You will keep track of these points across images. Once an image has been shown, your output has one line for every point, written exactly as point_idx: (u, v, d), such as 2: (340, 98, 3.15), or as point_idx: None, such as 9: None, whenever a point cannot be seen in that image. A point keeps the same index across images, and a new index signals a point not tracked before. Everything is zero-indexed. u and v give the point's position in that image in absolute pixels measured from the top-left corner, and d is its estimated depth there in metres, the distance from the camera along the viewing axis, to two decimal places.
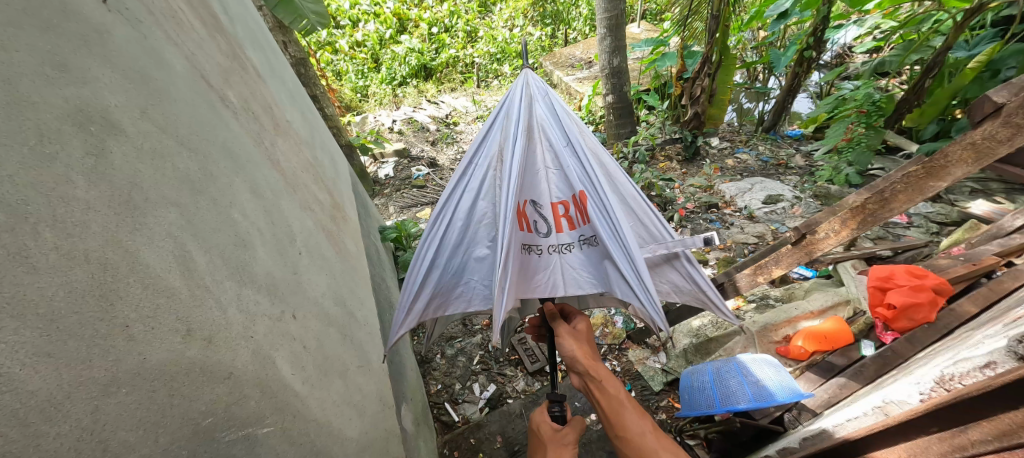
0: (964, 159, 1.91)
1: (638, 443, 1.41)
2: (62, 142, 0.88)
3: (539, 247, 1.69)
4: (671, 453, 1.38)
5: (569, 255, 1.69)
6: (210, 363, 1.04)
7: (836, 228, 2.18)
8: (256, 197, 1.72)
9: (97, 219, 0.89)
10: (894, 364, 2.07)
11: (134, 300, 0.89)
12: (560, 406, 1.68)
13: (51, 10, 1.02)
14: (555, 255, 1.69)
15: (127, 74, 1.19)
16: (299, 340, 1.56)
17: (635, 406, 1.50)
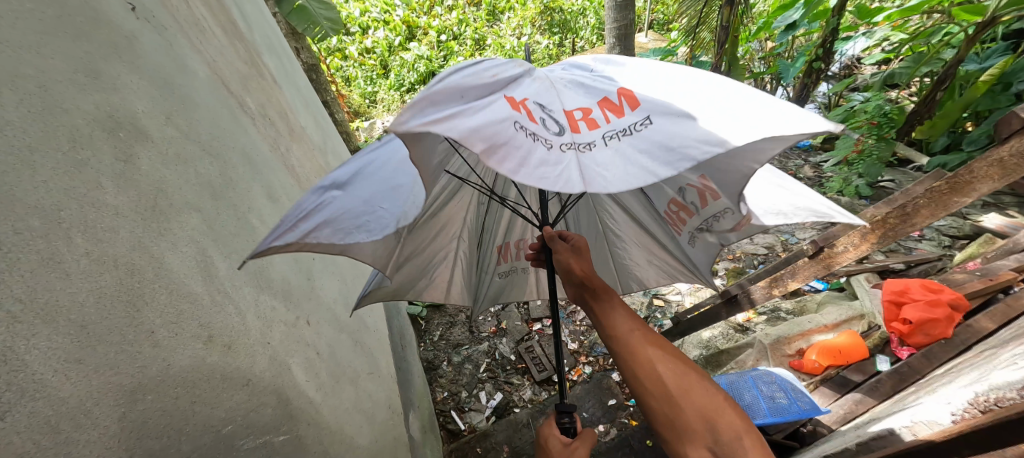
0: (991, 175, 1.81)
1: (623, 341, 1.09)
2: (94, 148, 0.90)
3: (545, 142, 0.87)
4: (663, 362, 1.06)
5: (596, 154, 0.86)
6: (229, 369, 1.04)
7: (856, 242, 2.09)
8: (272, 202, 1.73)
9: (125, 225, 0.90)
10: (911, 380, 2.04)
11: (160, 305, 0.90)
12: (571, 417, 1.52)
13: (83, 18, 1.04)
14: (571, 153, 0.86)
15: (151, 81, 1.21)
16: (313, 346, 1.56)
17: (619, 303, 1.16)
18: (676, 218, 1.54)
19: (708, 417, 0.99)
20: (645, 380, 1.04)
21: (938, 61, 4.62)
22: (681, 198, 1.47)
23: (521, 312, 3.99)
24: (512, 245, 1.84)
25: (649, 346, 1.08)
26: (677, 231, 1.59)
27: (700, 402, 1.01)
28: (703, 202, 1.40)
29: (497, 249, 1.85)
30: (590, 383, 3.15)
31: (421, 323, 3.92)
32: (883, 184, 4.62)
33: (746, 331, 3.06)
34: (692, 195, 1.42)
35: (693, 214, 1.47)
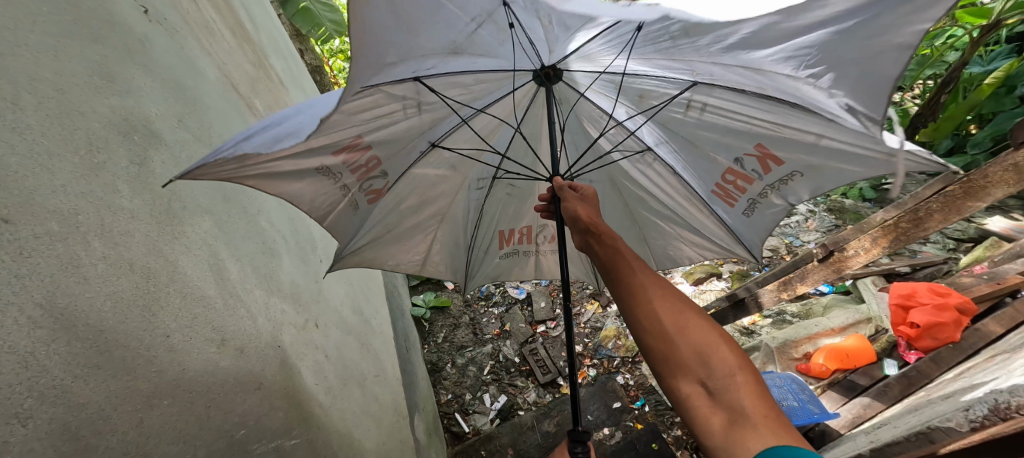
0: (1006, 179, 1.79)
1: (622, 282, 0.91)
2: (109, 151, 0.90)
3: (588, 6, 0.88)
4: (668, 298, 0.86)
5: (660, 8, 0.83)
6: (242, 373, 1.04)
7: (866, 246, 2.10)
8: (281, 205, 1.73)
9: (140, 228, 0.90)
10: (920, 384, 2.04)
11: (175, 309, 0.90)
12: (588, 448, 1.08)
13: (98, 21, 1.04)
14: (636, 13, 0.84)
15: (164, 84, 1.21)
16: (321, 350, 1.56)
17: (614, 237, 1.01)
18: (729, 190, 1.43)
19: (705, 354, 0.80)
20: (631, 304, 0.87)
21: (943, 64, 4.63)
22: (737, 167, 1.36)
23: (524, 314, 3.97)
24: (515, 231, 1.79)
25: (641, 271, 0.91)
26: (729, 204, 1.47)
27: (692, 333, 0.83)
28: (767, 169, 1.34)
29: (499, 235, 1.78)
30: (595, 386, 3.14)
31: (425, 325, 3.91)
32: (887, 187, 4.60)
33: (751, 333, 3.02)
34: (752, 163, 1.34)
35: (754, 181, 1.38)
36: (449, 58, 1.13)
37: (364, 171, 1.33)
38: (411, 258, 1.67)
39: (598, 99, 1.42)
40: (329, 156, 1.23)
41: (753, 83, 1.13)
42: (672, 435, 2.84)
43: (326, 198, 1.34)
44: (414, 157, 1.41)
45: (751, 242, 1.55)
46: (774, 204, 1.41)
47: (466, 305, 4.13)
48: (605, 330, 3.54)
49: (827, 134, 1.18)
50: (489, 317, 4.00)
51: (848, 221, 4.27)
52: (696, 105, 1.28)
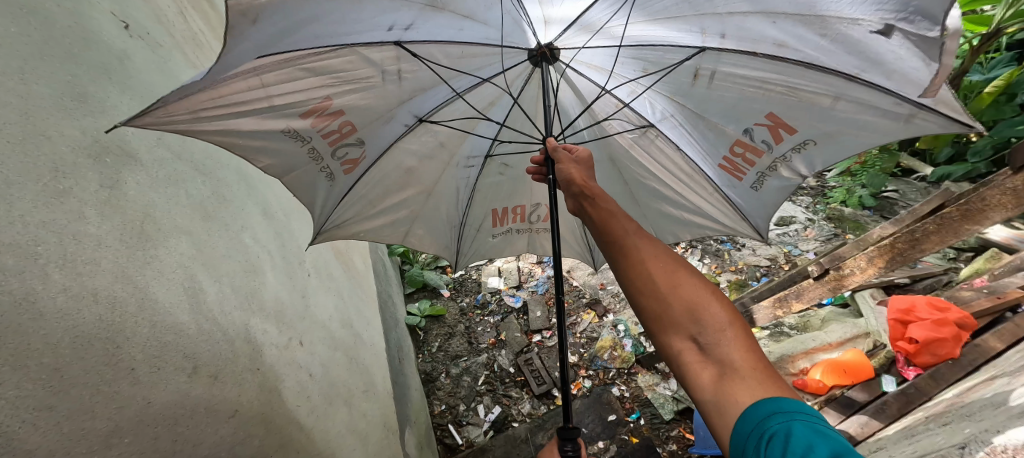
0: (1003, 203, 1.79)
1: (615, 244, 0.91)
2: (77, 176, 0.87)
3: None
4: (659, 258, 0.86)
5: None
6: (215, 401, 1.01)
7: (862, 264, 2.03)
8: (267, 219, 1.69)
9: (108, 255, 0.87)
10: (918, 402, 2.00)
11: (142, 339, 0.87)
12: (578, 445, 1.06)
13: (73, 39, 1.02)
14: None
15: (144, 100, 1.19)
16: (306, 368, 1.53)
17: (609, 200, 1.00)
18: (737, 163, 1.44)
19: (695, 311, 0.81)
20: (624, 267, 0.88)
21: None
22: (746, 139, 1.37)
23: (520, 323, 3.93)
24: (508, 210, 1.84)
25: (635, 234, 0.91)
26: (738, 178, 1.47)
27: (685, 292, 0.83)
28: (777, 138, 1.34)
29: (492, 213, 1.83)
30: (590, 398, 3.13)
31: (420, 334, 3.86)
32: (887, 194, 4.55)
33: None
34: (763, 133, 1.35)
35: (763, 154, 1.39)
36: (429, 14, 1.21)
37: (336, 136, 1.39)
38: (392, 227, 1.74)
39: (590, 73, 1.43)
40: (295, 118, 1.31)
41: (772, 39, 1.16)
42: (667, 450, 2.81)
43: (298, 162, 1.42)
44: (400, 131, 1.48)
45: (758, 220, 1.57)
46: (783, 178, 1.43)
47: (462, 313, 4.09)
48: (601, 340, 3.49)
49: (863, 72, 1.14)
50: (485, 326, 3.96)
51: (848, 230, 4.24)
52: (705, 73, 1.28)
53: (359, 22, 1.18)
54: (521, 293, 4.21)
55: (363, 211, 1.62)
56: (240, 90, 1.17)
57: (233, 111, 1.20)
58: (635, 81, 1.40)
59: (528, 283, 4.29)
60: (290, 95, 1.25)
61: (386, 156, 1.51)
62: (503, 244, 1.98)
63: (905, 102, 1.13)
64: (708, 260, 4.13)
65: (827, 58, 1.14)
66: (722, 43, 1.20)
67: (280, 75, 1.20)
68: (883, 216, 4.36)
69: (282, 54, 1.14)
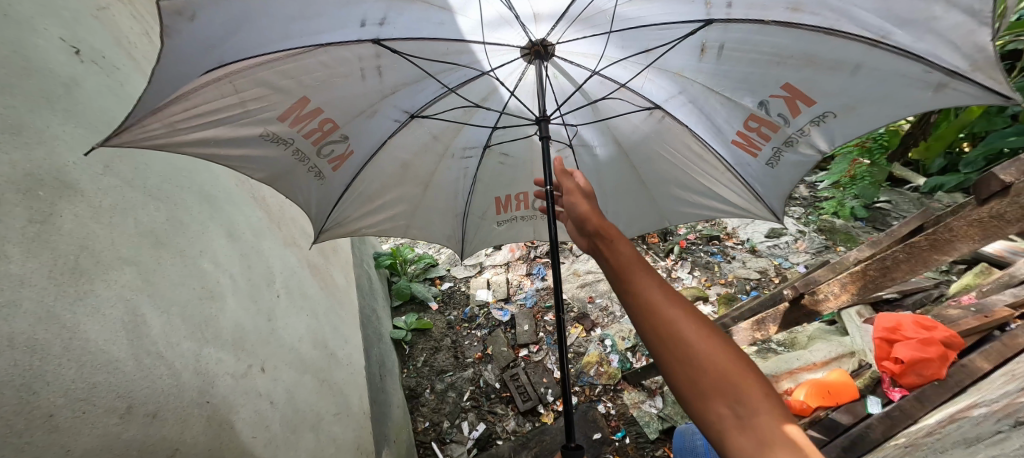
0: (967, 234, 1.38)
1: (639, 304, 0.83)
2: (2, 212, 0.86)
3: None
4: (689, 321, 0.79)
5: None
6: (151, 443, 0.99)
7: (835, 291, 1.71)
8: (232, 241, 1.63)
9: (32, 295, 0.86)
10: (903, 425, 1.86)
11: (67, 382, 0.86)
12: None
13: (11, 69, 0.99)
14: None
15: (93, 126, 1.17)
16: (267, 396, 1.48)
17: (623, 245, 0.93)
18: (751, 138, 1.39)
19: (730, 383, 0.74)
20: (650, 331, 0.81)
21: None
22: (760, 112, 1.32)
23: (507, 337, 3.87)
24: (511, 197, 1.75)
25: (640, 272, 0.85)
26: (752, 154, 1.42)
27: (718, 363, 0.76)
28: (795, 110, 1.28)
29: (495, 201, 1.75)
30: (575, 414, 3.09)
31: (405, 348, 3.81)
32: (879, 205, 4.50)
33: None
34: (779, 106, 1.29)
35: (779, 128, 1.34)
36: (401, 5, 1.17)
37: (319, 135, 1.37)
38: (391, 221, 1.69)
39: (576, 60, 1.42)
40: (274, 121, 1.30)
41: (784, 4, 1.10)
42: None
43: (287, 167, 1.40)
44: (392, 127, 1.47)
45: (773, 200, 1.51)
46: (801, 153, 1.35)
47: (449, 327, 4.05)
48: (587, 356, 3.43)
49: (890, 35, 1.07)
50: (472, 340, 3.92)
51: (839, 242, 4.17)
52: (712, 47, 1.25)
53: (326, 19, 1.15)
54: (509, 306, 4.15)
55: (362, 207, 1.60)
56: (212, 99, 1.19)
57: (213, 120, 1.22)
58: (626, 60, 1.37)
59: (516, 296, 4.23)
60: (265, 99, 1.25)
61: (379, 152, 1.49)
62: (510, 233, 1.86)
63: (935, 69, 1.07)
64: (697, 272, 4.10)
65: (847, 20, 1.09)
66: (730, 12, 1.15)
67: (255, 81, 1.21)
68: (875, 227, 4.31)
69: (259, 57, 1.17)
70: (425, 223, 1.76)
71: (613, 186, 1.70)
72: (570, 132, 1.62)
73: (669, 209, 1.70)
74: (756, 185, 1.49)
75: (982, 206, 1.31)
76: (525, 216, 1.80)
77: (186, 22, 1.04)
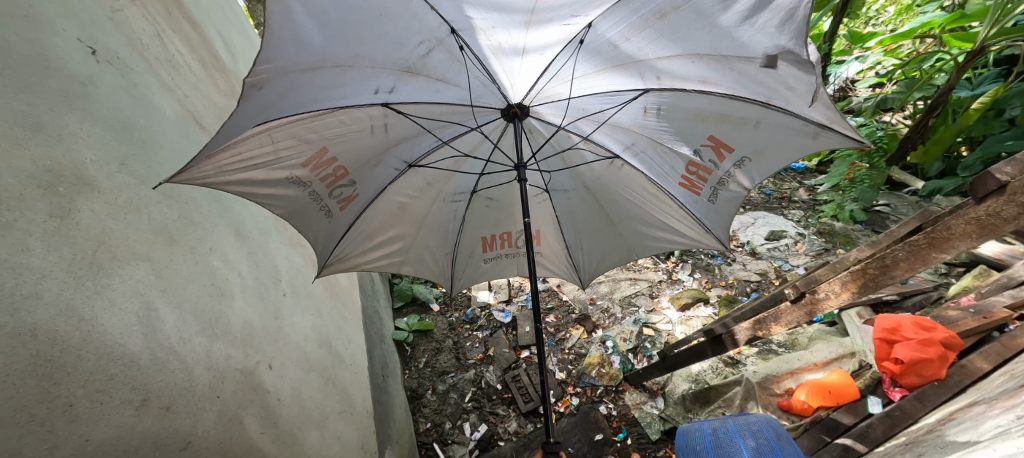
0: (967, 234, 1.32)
1: None
2: (25, 207, 0.89)
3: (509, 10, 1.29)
4: None
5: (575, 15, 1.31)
6: (165, 435, 1.01)
7: (835, 289, 1.65)
8: (240, 239, 1.64)
9: (53, 287, 0.89)
10: (904, 425, 1.86)
11: (86, 374, 0.89)
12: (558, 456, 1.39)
13: (31, 69, 1.02)
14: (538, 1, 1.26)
15: (108, 126, 1.19)
16: (274, 394, 1.49)
17: None
18: (693, 180, 1.62)
19: None
20: None
21: (932, 86, 4.57)
22: (696, 159, 1.56)
23: (509, 339, 3.88)
24: (495, 237, 1.92)
25: None
26: (696, 193, 1.64)
27: None
28: (721, 157, 1.53)
29: (482, 240, 1.91)
30: (578, 416, 3.10)
31: (407, 350, 3.82)
32: (878, 208, 4.53)
33: (736, 364, 3.03)
34: (708, 153, 1.54)
35: (712, 171, 1.57)
36: (407, 77, 1.36)
37: (333, 180, 1.47)
38: (388, 258, 1.77)
39: (545, 118, 1.59)
40: (299, 167, 1.41)
41: (696, 77, 1.38)
42: None
43: (302, 205, 1.47)
44: (392, 176, 1.58)
45: (720, 231, 1.72)
46: (732, 190, 1.60)
47: (451, 328, 4.05)
48: (590, 356, 3.43)
49: (773, 99, 1.35)
50: (474, 341, 3.92)
51: (838, 244, 4.18)
52: (652, 109, 1.50)
53: (350, 87, 1.32)
54: (510, 308, 4.17)
55: (362, 245, 1.67)
56: (254, 147, 1.30)
57: (250, 165, 1.32)
58: (587, 118, 1.58)
59: (518, 297, 4.25)
60: (295, 148, 1.37)
61: (381, 198, 1.59)
62: (495, 271, 2.02)
63: (809, 124, 1.35)
64: (698, 274, 4.12)
65: (744, 90, 1.36)
66: (660, 83, 1.42)
67: (288, 134, 1.33)
68: (875, 230, 4.31)
69: (295, 116, 1.29)
70: (418, 259, 1.85)
71: (584, 224, 1.87)
72: (546, 179, 1.77)
73: (634, 243, 1.89)
74: (706, 219, 1.70)
75: (979, 204, 1.28)
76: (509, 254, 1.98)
77: (254, 89, 1.20)
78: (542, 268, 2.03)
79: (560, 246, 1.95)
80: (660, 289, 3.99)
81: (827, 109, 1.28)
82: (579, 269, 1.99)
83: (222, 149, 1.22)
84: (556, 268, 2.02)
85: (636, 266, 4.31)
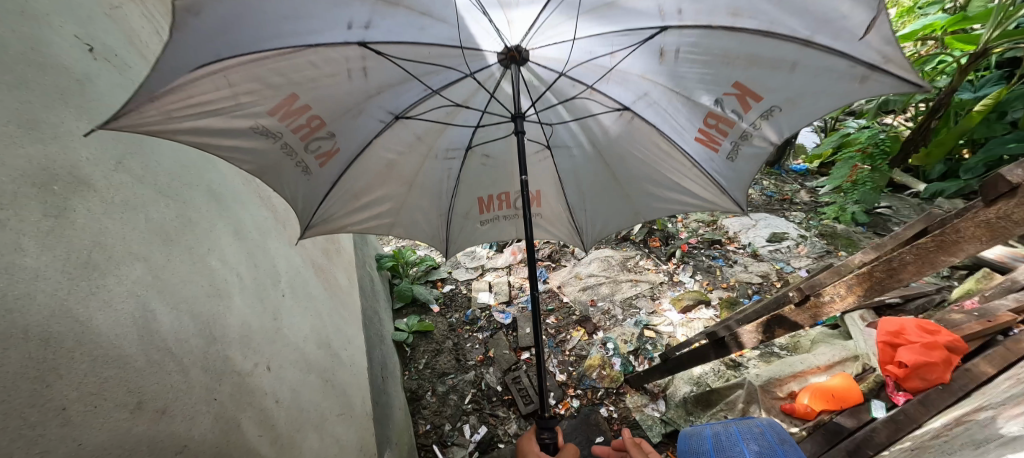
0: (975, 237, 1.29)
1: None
2: (18, 206, 0.87)
3: None
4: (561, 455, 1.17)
5: None
6: (160, 439, 0.99)
7: (841, 292, 1.63)
8: (239, 239, 1.62)
9: (46, 288, 0.87)
10: (908, 430, 1.84)
11: (79, 376, 0.87)
12: (552, 432, 1.33)
13: (27, 65, 1.00)
14: None
15: (105, 124, 1.17)
16: (272, 395, 1.47)
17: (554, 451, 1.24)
18: (712, 135, 1.49)
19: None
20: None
21: (932, 89, 4.46)
22: (718, 110, 1.43)
23: (509, 340, 3.88)
24: (493, 197, 1.82)
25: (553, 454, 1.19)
26: (714, 150, 1.52)
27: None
28: (746, 106, 1.40)
29: (479, 201, 1.82)
30: (578, 419, 3.06)
31: (407, 351, 3.79)
32: (879, 211, 4.51)
33: (738, 367, 3.03)
34: (732, 102, 1.40)
35: (734, 124, 1.44)
36: (383, 9, 1.24)
37: (307, 131, 1.38)
38: (377, 219, 1.73)
39: (547, 64, 1.47)
40: (264, 115, 1.31)
41: (725, 7, 1.23)
42: None
43: (274, 160, 1.40)
44: (377, 128, 1.49)
45: (737, 193, 1.60)
46: (756, 145, 1.47)
47: (451, 329, 4.04)
48: (590, 358, 3.41)
49: (816, 35, 1.21)
50: (474, 342, 3.91)
51: (840, 246, 4.16)
52: (671, 51, 1.37)
53: (315, 20, 1.21)
54: (511, 308, 4.17)
55: (348, 206, 1.62)
56: (208, 91, 1.21)
57: (204, 111, 1.23)
58: (591, 62, 1.46)
59: (518, 298, 4.24)
60: (256, 94, 1.26)
61: (366, 151, 1.51)
62: (493, 233, 1.93)
63: (858, 63, 1.21)
64: (699, 276, 4.11)
65: (783, 24, 1.23)
66: (681, 19, 1.29)
67: (247, 76, 1.23)
68: (877, 232, 4.30)
69: (250, 54, 1.20)
70: (409, 221, 1.80)
71: (588, 183, 1.77)
72: (547, 132, 1.68)
73: (644, 205, 1.78)
74: (722, 177, 1.58)
75: (989, 207, 1.26)
76: (507, 216, 1.89)
77: (191, 15, 1.08)
78: (541, 232, 1.95)
79: (560, 206, 1.86)
80: (661, 291, 3.97)
81: (883, 41, 1.14)
82: (581, 231, 1.90)
83: (167, 89, 1.13)
84: (558, 228, 1.93)
85: (637, 267, 4.29)
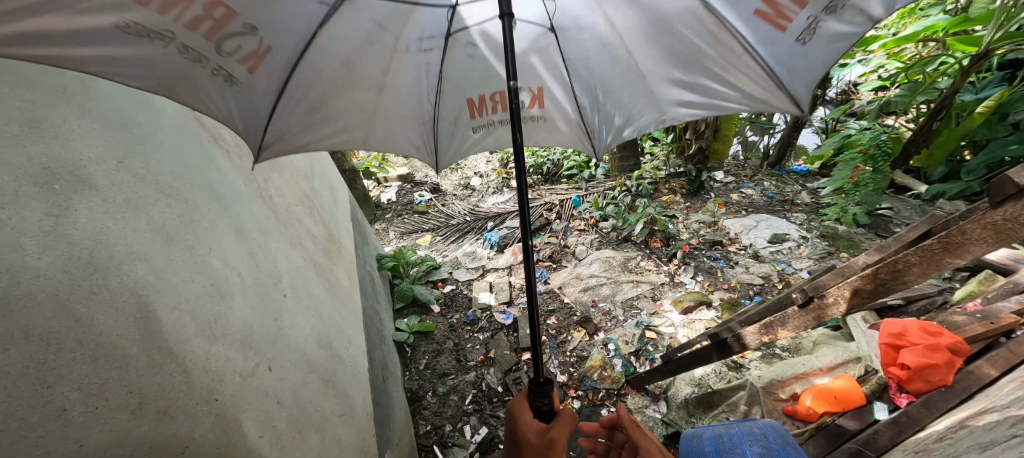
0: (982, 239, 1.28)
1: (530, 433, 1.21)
2: (19, 205, 0.86)
3: None
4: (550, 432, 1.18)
5: None
6: (161, 440, 0.98)
7: (845, 294, 1.63)
8: (240, 239, 1.61)
9: (47, 288, 0.87)
10: (911, 432, 1.83)
11: (79, 376, 0.87)
12: (548, 398, 1.28)
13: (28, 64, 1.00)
14: None
15: (108, 124, 1.16)
16: (273, 396, 1.47)
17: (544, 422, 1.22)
18: (780, 8, 1.27)
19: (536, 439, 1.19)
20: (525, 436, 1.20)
21: (935, 90, 4.43)
22: None
23: (509, 341, 3.88)
24: (484, 98, 1.72)
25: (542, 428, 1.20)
26: (782, 28, 1.30)
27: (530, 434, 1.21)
28: None
29: (468, 103, 1.72)
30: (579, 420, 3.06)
31: (408, 351, 3.77)
32: (881, 212, 4.51)
33: (740, 368, 3.03)
34: None
35: None
36: None
37: (211, 26, 1.14)
38: (346, 133, 1.59)
39: None
40: (135, 7, 1.06)
41: None
42: None
43: (178, 70, 1.19)
44: (320, 12, 1.30)
45: (797, 88, 1.39)
46: (842, 22, 1.25)
47: (451, 330, 4.04)
48: (591, 359, 3.41)
49: None
50: (474, 343, 3.91)
51: (842, 248, 4.15)
52: None
53: None
54: (512, 309, 4.18)
55: (307, 118, 1.46)
56: None
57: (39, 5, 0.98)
58: None
59: (518, 300, 4.26)
60: None
61: (314, 40, 1.33)
62: (488, 140, 1.86)
63: None
64: (701, 277, 4.10)
65: None
66: None
67: None
68: (878, 233, 4.28)
69: None
70: (385, 132, 1.68)
71: (605, 72, 1.59)
72: (551, 9, 1.48)
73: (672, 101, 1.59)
74: (778, 67, 1.38)
75: (996, 208, 1.25)
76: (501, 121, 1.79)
77: None
78: (547, 135, 1.86)
79: (569, 106, 1.73)
80: (662, 292, 3.97)
81: None
82: (592, 137, 1.76)
83: None
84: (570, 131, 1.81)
85: (638, 268, 4.29)
